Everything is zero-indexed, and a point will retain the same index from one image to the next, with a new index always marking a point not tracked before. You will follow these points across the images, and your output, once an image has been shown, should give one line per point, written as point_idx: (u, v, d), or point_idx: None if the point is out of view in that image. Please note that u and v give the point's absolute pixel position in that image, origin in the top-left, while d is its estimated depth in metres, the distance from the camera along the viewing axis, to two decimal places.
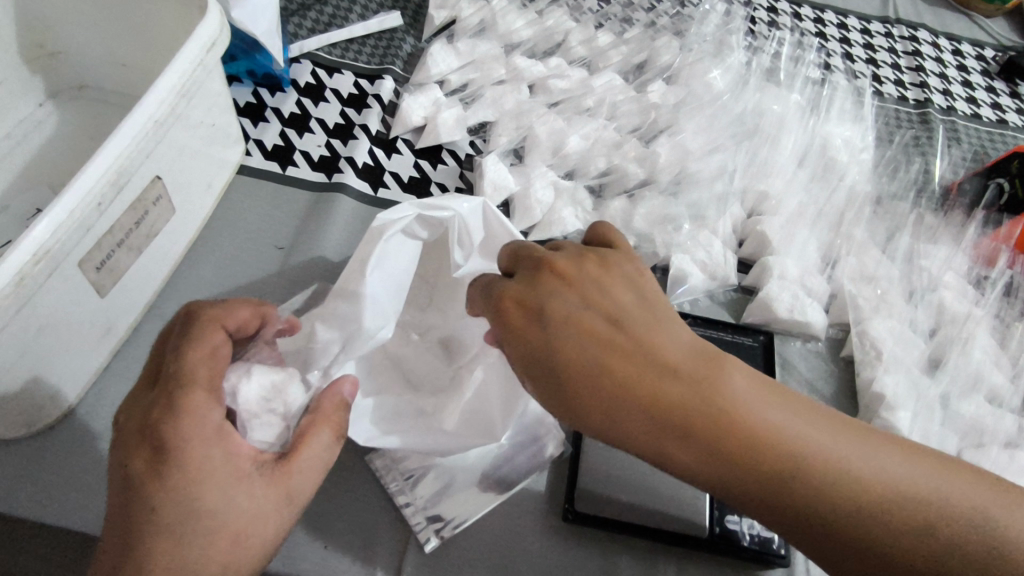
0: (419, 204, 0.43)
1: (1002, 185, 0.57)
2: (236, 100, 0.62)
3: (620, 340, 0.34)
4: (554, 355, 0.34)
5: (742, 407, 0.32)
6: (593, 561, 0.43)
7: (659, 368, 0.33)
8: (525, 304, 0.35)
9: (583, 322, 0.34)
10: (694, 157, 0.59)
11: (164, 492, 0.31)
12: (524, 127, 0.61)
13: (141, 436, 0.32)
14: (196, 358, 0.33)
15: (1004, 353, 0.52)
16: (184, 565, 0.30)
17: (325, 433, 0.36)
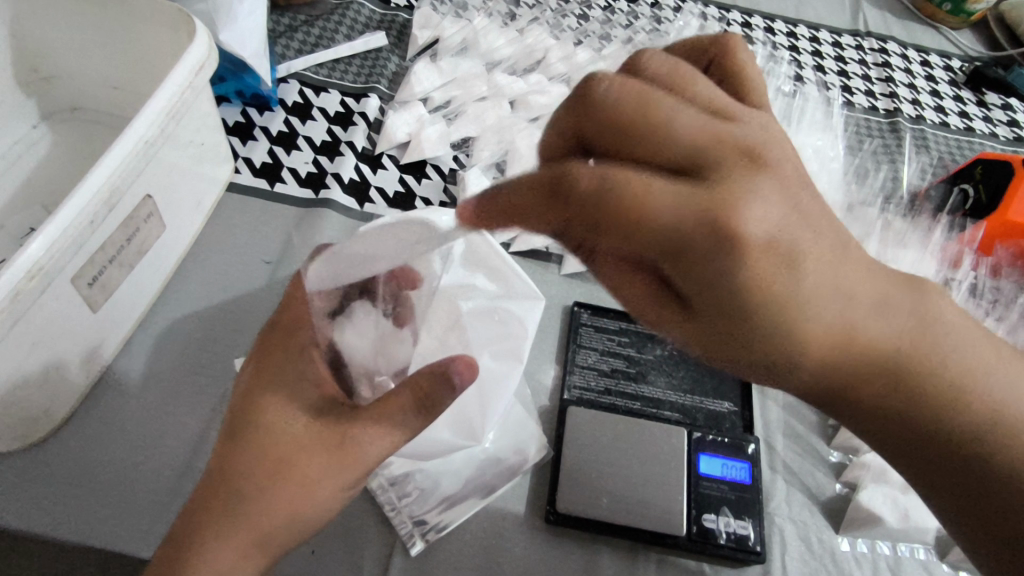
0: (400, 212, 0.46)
1: (967, 191, 0.60)
2: (225, 119, 0.64)
3: (819, 307, 0.28)
4: (751, 277, 0.27)
5: (894, 346, 0.30)
6: (574, 560, 0.45)
7: (846, 294, 0.29)
8: (716, 185, 0.27)
9: (777, 217, 0.27)
10: None
11: (246, 409, 0.38)
12: (505, 141, 0.63)
13: (252, 370, 0.40)
14: (297, 304, 0.42)
15: None
16: (238, 480, 0.36)
17: (407, 398, 0.37)
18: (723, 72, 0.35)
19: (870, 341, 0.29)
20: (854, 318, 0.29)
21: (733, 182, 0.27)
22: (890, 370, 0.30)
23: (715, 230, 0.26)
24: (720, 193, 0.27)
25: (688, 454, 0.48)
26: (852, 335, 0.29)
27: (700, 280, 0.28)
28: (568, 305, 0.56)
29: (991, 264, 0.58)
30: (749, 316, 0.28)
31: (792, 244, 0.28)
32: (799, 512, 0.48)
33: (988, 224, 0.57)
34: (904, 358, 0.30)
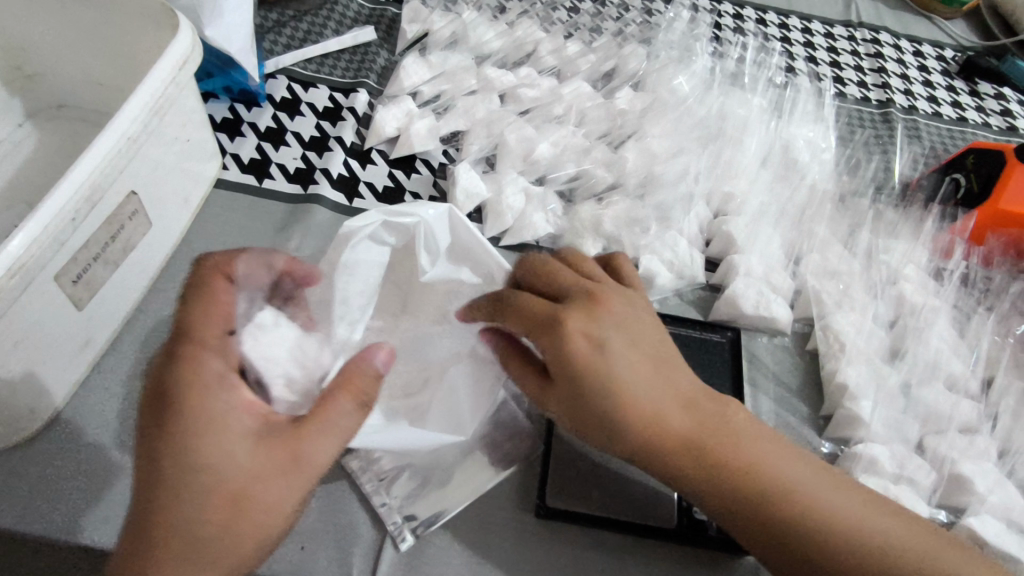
0: (386, 211, 0.45)
1: (959, 180, 0.59)
2: (212, 116, 0.63)
3: (664, 405, 0.39)
4: (635, 412, 0.38)
5: (756, 455, 0.39)
6: (565, 554, 0.44)
7: (673, 404, 0.39)
8: (571, 354, 0.38)
9: (645, 385, 0.39)
10: (660, 160, 0.61)
11: (174, 435, 0.33)
12: (495, 135, 0.63)
13: (151, 397, 0.34)
14: (200, 312, 0.36)
15: (963, 341, 0.54)
16: (179, 525, 0.32)
17: (344, 399, 0.37)
18: (532, 270, 0.43)
19: (731, 454, 0.39)
20: (701, 440, 0.39)
21: (608, 365, 0.38)
22: (752, 483, 0.38)
23: (604, 375, 0.38)
24: (586, 364, 0.38)
25: None
26: (700, 446, 0.38)
27: (607, 414, 0.38)
28: None
29: (983, 254, 0.58)
30: (633, 433, 0.38)
31: (642, 390, 0.38)
32: None
33: (978, 213, 0.57)
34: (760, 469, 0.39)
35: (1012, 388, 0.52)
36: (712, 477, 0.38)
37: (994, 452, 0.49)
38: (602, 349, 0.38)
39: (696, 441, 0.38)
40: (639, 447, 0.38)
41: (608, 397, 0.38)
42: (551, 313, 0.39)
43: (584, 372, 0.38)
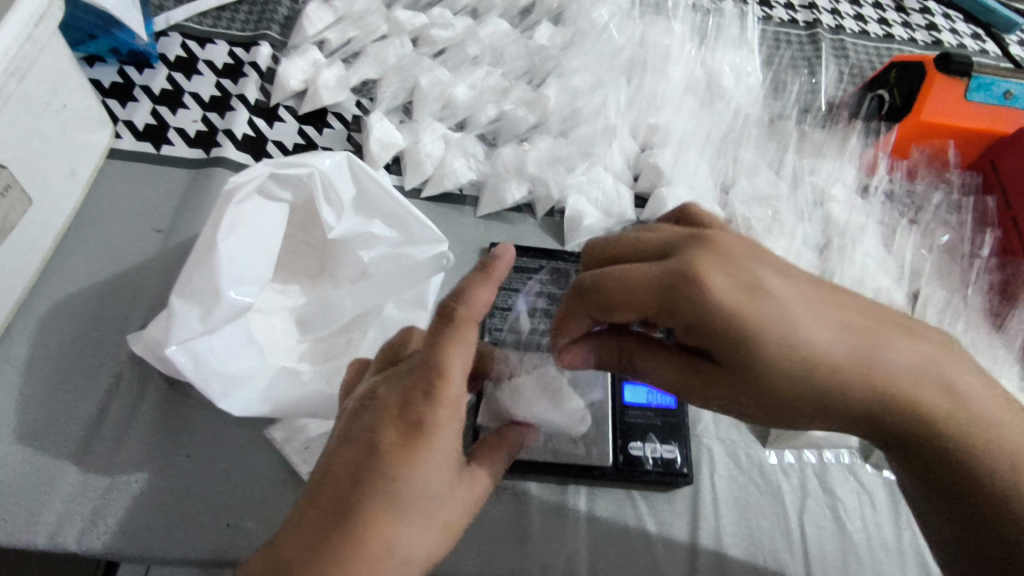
0: (273, 163, 0.39)
1: (882, 96, 0.59)
2: (100, 81, 0.58)
3: (852, 348, 0.30)
4: (857, 373, 0.29)
5: (965, 400, 0.31)
6: (503, 501, 0.44)
7: (858, 352, 0.30)
8: (744, 335, 0.29)
9: (857, 346, 0.30)
10: (582, 95, 0.58)
11: (414, 469, 0.30)
12: (409, 81, 0.60)
13: (401, 414, 0.31)
14: (456, 355, 0.32)
15: (890, 257, 0.54)
16: (399, 549, 0.29)
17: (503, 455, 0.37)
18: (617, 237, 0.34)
19: (953, 415, 0.31)
20: (918, 392, 0.30)
21: (768, 329, 0.29)
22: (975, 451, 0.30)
23: (787, 348, 0.29)
24: (770, 334, 0.29)
25: (612, 385, 0.47)
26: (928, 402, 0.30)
27: (789, 384, 0.30)
28: (485, 247, 0.54)
29: (906, 168, 0.58)
30: (852, 402, 0.30)
31: (841, 354, 0.29)
32: (726, 431, 0.48)
33: (901, 128, 0.57)
34: (986, 423, 0.31)
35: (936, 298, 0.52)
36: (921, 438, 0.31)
37: None
38: (781, 325, 0.29)
39: (901, 387, 0.30)
40: (854, 410, 0.30)
41: (769, 359, 0.29)
42: (681, 278, 0.29)
43: (723, 319, 0.29)
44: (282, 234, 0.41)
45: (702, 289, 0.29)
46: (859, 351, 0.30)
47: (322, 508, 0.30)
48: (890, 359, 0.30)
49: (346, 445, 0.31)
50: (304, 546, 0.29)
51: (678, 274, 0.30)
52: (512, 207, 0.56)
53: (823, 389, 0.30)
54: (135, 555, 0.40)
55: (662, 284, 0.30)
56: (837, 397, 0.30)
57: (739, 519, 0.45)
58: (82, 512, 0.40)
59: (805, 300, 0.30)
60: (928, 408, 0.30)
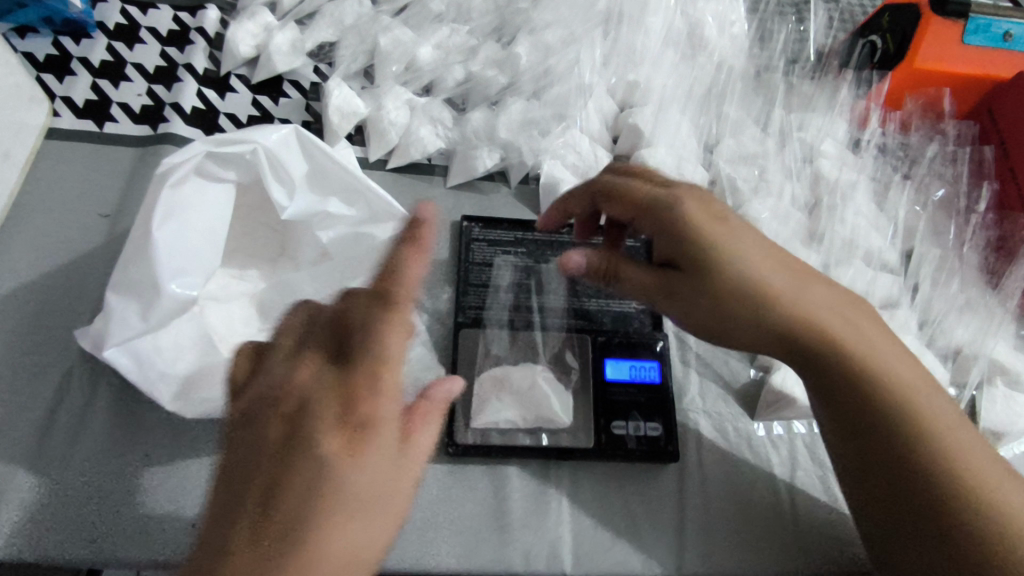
0: (211, 140, 0.36)
1: (875, 42, 0.55)
2: (34, 54, 0.54)
3: (785, 283, 0.35)
4: (783, 291, 0.35)
5: (883, 357, 0.35)
6: (483, 488, 0.42)
7: (791, 287, 0.35)
8: (696, 242, 0.36)
9: (788, 280, 0.35)
10: (555, 52, 0.55)
11: (361, 463, 0.28)
12: (369, 44, 0.55)
13: (339, 412, 0.29)
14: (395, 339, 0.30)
15: (883, 215, 0.52)
16: (355, 548, 0.27)
17: (432, 424, 0.32)
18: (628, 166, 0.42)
19: (865, 361, 0.35)
20: (832, 330, 0.35)
21: (717, 239, 0.36)
22: (878, 396, 0.34)
23: (729, 255, 0.35)
24: (717, 245, 0.35)
25: (593, 362, 0.46)
26: (844, 343, 0.35)
27: (722, 288, 0.36)
28: (456, 221, 0.51)
29: (900, 120, 0.55)
30: (771, 320, 0.35)
31: (773, 281, 0.35)
32: (713, 404, 0.47)
33: (895, 76, 0.53)
34: (896, 378, 0.35)
35: (931, 256, 0.50)
36: (833, 371, 0.35)
37: (915, 323, 0.48)
38: (726, 245, 0.35)
39: (820, 324, 0.35)
40: (773, 330, 0.36)
41: (714, 268, 0.36)
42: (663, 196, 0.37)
43: (685, 230, 0.36)
44: (230, 218, 0.37)
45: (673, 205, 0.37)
46: (791, 286, 0.35)
47: (255, 523, 0.26)
48: (819, 302, 0.35)
49: (270, 451, 0.28)
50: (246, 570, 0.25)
51: (659, 198, 0.37)
52: (484, 176, 0.52)
53: (749, 298, 0.35)
54: (96, 561, 0.38)
55: (647, 199, 0.38)
56: (765, 314, 0.35)
57: (729, 495, 0.44)
58: (36, 520, 0.38)
59: (757, 240, 0.36)
60: (844, 347, 0.35)
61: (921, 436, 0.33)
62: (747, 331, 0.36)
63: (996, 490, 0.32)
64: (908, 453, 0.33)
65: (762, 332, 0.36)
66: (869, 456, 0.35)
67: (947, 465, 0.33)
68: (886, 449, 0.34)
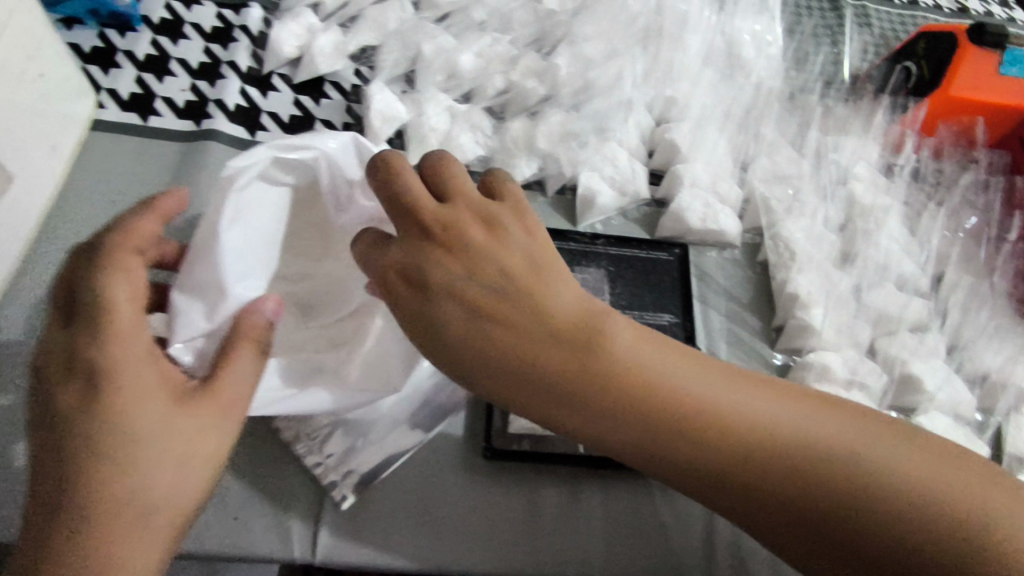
0: (276, 145, 0.36)
1: (909, 68, 0.56)
2: (80, 45, 0.54)
3: (476, 339, 0.30)
4: (611, 364, 0.30)
5: (725, 405, 0.30)
6: (517, 493, 0.42)
7: (517, 337, 0.30)
8: (444, 299, 0.31)
9: (489, 329, 0.30)
10: (595, 65, 0.55)
11: (109, 420, 0.28)
12: (411, 49, 0.56)
13: (67, 365, 0.29)
14: (119, 284, 0.29)
15: (914, 239, 0.53)
16: (193, 460, 0.30)
17: (246, 351, 0.33)
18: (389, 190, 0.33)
19: (747, 420, 0.29)
20: (611, 398, 0.30)
21: (454, 325, 0.31)
22: (726, 442, 0.29)
23: (542, 335, 0.30)
24: (482, 336, 0.30)
25: None
26: (717, 417, 0.29)
27: (548, 376, 0.30)
28: None
29: (933, 146, 0.55)
30: (548, 383, 0.30)
31: (485, 332, 0.30)
32: None
33: (930, 103, 0.53)
34: (811, 429, 0.29)
35: (964, 283, 0.50)
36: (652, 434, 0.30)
37: (943, 347, 0.49)
38: (437, 307, 0.31)
39: (601, 373, 0.30)
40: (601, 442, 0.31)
41: (483, 318, 0.31)
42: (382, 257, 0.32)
43: (416, 302, 0.31)
44: (283, 222, 0.38)
45: (462, 290, 0.31)
46: (523, 340, 0.30)
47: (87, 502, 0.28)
48: (571, 361, 0.30)
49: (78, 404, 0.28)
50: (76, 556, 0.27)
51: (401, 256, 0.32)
52: (521, 185, 0.53)
53: (575, 389, 0.30)
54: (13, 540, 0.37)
55: (462, 258, 0.31)
56: (538, 363, 0.30)
57: None
58: None
59: (462, 290, 0.31)
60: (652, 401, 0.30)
61: (841, 448, 0.29)
62: (591, 423, 0.30)
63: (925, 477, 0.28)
64: (836, 509, 0.27)
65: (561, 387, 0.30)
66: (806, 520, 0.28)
67: (873, 465, 0.28)
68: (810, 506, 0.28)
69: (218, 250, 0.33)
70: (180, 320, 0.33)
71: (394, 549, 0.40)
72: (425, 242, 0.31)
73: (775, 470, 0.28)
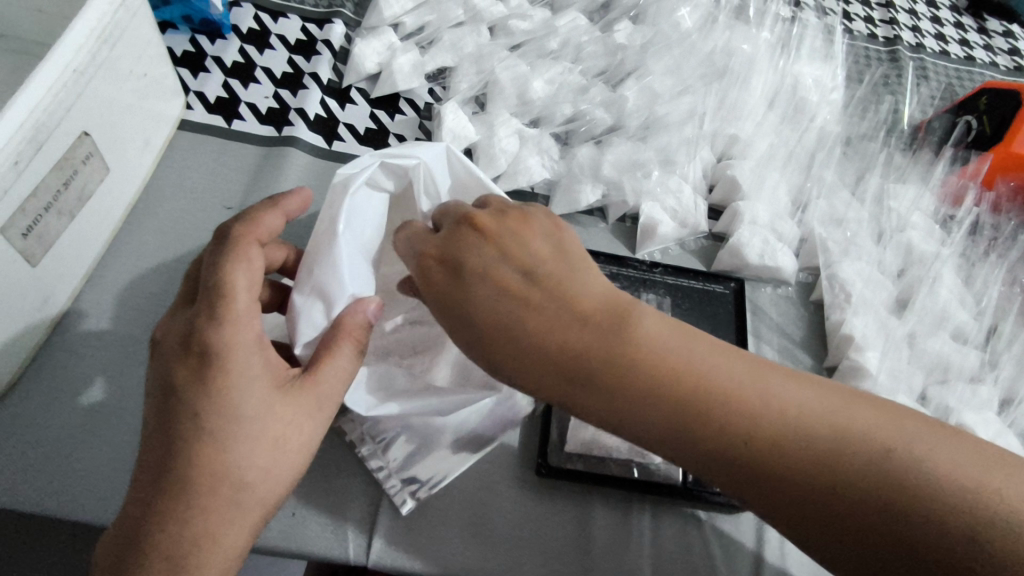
0: (380, 154, 0.40)
1: (970, 122, 0.57)
2: (172, 49, 0.57)
3: (495, 317, 0.31)
4: (638, 349, 0.29)
5: (742, 388, 0.28)
6: (569, 511, 0.43)
7: (534, 316, 0.30)
8: (474, 282, 0.31)
9: (504, 306, 0.31)
10: (663, 100, 0.57)
11: (215, 404, 0.30)
12: (485, 72, 0.58)
13: (185, 345, 0.30)
14: (240, 273, 0.31)
15: (968, 291, 0.54)
16: (289, 447, 0.31)
17: (348, 347, 0.34)
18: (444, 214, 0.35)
19: (766, 404, 0.28)
20: (629, 377, 0.29)
21: (481, 306, 0.31)
22: (749, 432, 0.28)
23: (562, 316, 0.30)
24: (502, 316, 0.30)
25: None
26: (747, 413, 0.28)
27: (571, 362, 0.29)
28: None
29: (993, 201, 0.55)
30: (567, 363, 0.29)
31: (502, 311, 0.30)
32: None
33: (994, 156, 0.54)
34: (844, 420, 0.27)
35: (1020, 337, 0.51)
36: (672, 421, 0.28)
37: (998, 400, 0.49)
38: (462, 286, 0.31)
39: (614, 356, 0.29)
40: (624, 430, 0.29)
41: (506, 299, 0.31)
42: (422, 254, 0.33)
43: (448, 280, 0.32)
44: (380, 225, 0.42)
45: (494, 273, 0.31)
46: (541, 320, 0.30)
47: (189, 479, 0.29)
48: (584, 340, 0.30)
49: (190, 382, 0.30)
50: (181, 530, 0.29)
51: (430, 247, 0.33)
52: (585, 211, 0.54)
53: (599, 377, 0.29)
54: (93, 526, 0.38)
55: (495, 245, 0.32)
56: (555, 343, 0.30)
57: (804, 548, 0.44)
58: None
59: (486, 271, 0.31)
60: (664, 381, 0.28)
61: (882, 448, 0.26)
62: (616, 413, 0.29)
63: (969, 476, 0.26)
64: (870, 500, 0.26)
65: (581, 372, 0.29)
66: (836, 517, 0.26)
67: (930, 476, 0.26)
68: (837, 500, 0.26)
69: (336, 254, 0.36)
70: (303, 318, 0.35)
71: (447, 557, 0.40)
72: (459, 232, 0.33)
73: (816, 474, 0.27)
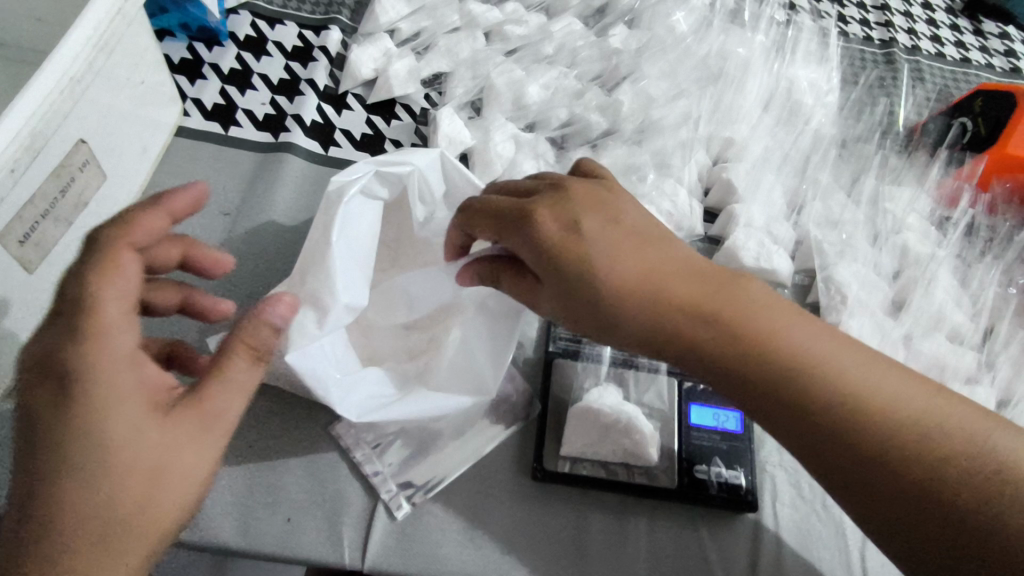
0: (376, 161, 0.40)
1: (966, 124, 0.58)
2: (170, 56, 0.58)
3: (629, 272, 0.34)
4: (756, 311, 0.34)
5: (833, 354, 0.34)
6: (564, 516, 0.43)
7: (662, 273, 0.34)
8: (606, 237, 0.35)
9: (636, 263, 0.34)
10: (658, 103, 0.57)
11: (78, 430, 0.26)
12: (481, 77, 0.59)
13: (43, 368, 0.27)
14: (106, 282, 0.28)
15: (965, 292, 0.53)
16: (170, 475, 0.28)
17: (241, 358, 0.31)
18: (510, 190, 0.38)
19: (855, 371, 0.34)
20: (748, 331, 0.34)
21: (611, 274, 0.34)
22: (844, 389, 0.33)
23: (688, 276, 0.35)
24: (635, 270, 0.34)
25: (678, 405, 0.47)
26: (841, 375, 0.33)
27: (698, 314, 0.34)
28: None
29: (988, 202, 0.56)
30: (694, 317, 0.34)
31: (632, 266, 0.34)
32: (790, 458, 0.47)
33: (989, 157, 0.54)
34: (908, 395, 0.33)
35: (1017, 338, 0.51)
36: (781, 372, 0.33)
37: (995, 401, 0.49)
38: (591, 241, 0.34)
39: (734, 314, 0.34)
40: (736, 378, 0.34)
41: (639, 257, 0.35)
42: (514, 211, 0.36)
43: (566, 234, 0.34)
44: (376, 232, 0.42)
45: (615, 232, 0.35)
46: (672, 277, 0.35)
47: (49, 518, 0.25)
48: (706, 296, 0.34)
49: (49, 408, 0.26)
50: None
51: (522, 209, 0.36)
52: None
53: (726, 329, 0.34)
54: None
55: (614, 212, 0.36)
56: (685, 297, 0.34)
57: (801, 551, 0.44)
58: None
59: (618, 231, 0.35)
60: (775, 339, 0.34)
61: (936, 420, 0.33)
62: (731, 362, 0.34)
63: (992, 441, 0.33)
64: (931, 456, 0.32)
65: (706, 325, 0.34)
66: (903, 471, 0.32)
67: (977, 446, 0.32)
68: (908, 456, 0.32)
69: (329, 260, 0.37)
70: (295, 326, 0.36)
71: (441, 562, 0.40)
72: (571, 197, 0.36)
73: (885, 440, 0.32)
